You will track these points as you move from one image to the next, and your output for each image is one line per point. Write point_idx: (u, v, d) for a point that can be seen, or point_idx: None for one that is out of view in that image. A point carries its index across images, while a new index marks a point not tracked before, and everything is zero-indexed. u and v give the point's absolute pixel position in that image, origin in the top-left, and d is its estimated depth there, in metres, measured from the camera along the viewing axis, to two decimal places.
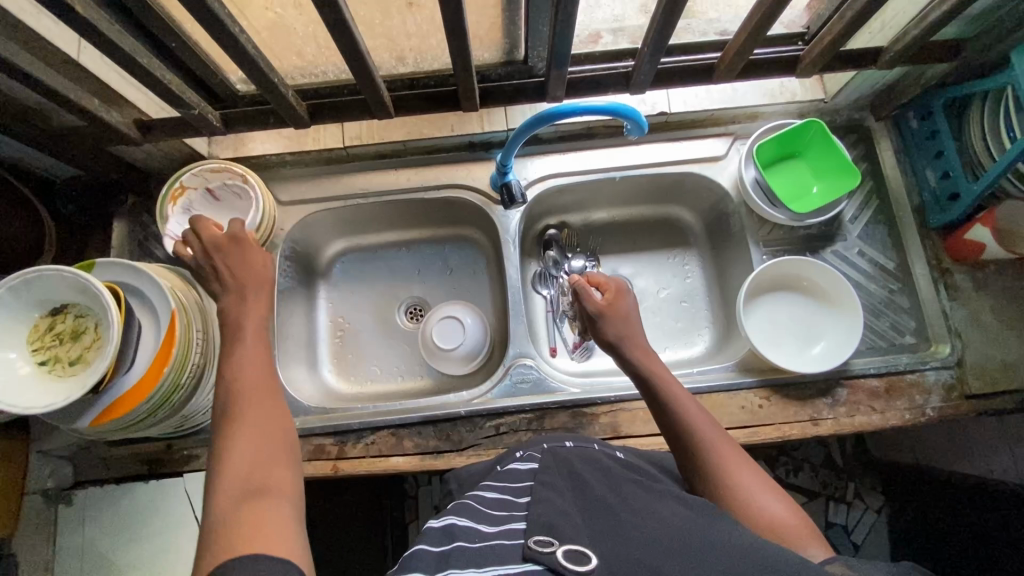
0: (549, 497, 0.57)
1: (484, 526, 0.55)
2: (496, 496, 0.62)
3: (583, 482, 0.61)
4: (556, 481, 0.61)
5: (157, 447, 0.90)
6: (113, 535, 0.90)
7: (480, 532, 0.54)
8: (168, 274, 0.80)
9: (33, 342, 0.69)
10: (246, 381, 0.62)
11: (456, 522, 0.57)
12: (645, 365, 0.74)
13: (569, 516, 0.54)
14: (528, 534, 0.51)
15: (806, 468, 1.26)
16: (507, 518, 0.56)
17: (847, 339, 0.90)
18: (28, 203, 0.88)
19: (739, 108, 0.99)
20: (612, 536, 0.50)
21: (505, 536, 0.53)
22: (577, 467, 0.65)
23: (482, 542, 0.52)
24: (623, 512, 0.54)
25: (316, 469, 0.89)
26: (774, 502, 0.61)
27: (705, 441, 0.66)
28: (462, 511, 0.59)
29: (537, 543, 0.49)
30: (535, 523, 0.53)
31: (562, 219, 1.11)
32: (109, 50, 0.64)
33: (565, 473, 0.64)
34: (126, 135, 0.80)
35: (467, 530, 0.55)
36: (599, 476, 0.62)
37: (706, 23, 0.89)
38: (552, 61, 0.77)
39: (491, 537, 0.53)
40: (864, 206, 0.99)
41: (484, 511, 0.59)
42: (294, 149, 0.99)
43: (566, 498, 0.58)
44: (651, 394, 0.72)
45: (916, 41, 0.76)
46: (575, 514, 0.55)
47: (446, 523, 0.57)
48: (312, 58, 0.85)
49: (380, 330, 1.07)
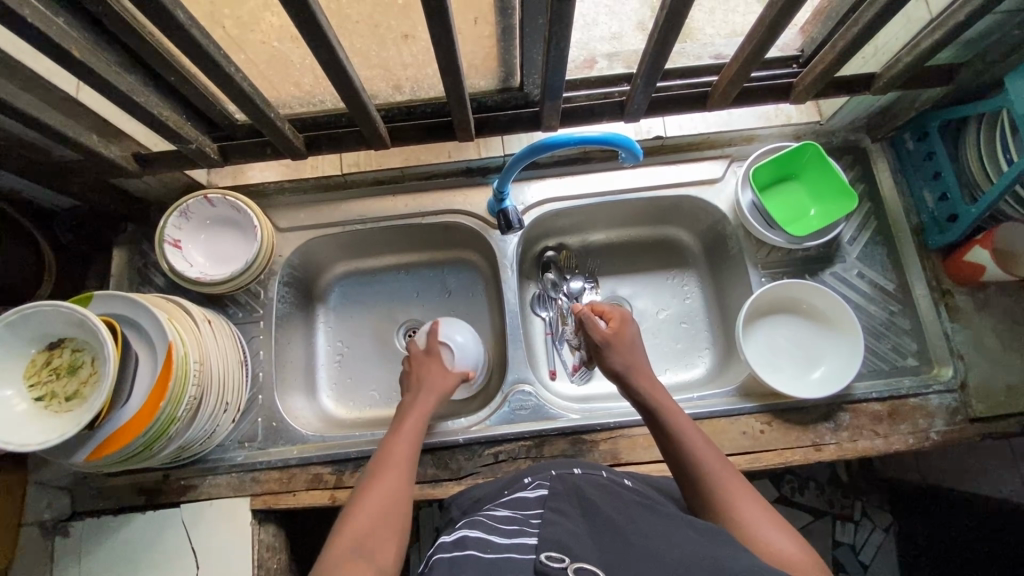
0: (558, 520, 0.57)
1: (495, 538, 0.56)
2: (508, 513, 0.63)
3: (593, 507, 0.60)
4: (564, 507, 0.60)
5: (155, 478, 0.90)
6: (106, 568, 0.87)
7: (494, 543, 0.55)
8: (165, 303, 0.80)
9: (29, 379, 0.69)
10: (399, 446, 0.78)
11: (468, 534, 0.59)
12: (651, 396, 0.77)
13: (580, 537, 0.54)
14: (539, 550, 0.52)
15: (812, 486, 1.20)
16: (518, 532, 0.57)
17: (850, 363, 0.89)
18: (29, 234, 0.89)
19: (734, 130, 0.99)
20: (625, 554, 0.50)
21: (517, 549, 0.53)
22: (587, 492, 0.64)
23: (495, 553, 0.53)
24: (632, 532, 0.54)
25: (315, 498, 0.89)
26: (780, 535, 0.59)
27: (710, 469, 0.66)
28: (476, 525, 0.60)
29: (548, 559, 0.50)
30: (546, 540, 0.53)
31: (560, 241, 1.11)
32: (107, 90, 0.65)
33: (574, 498, 0.63)
34: (125, 168, 0.80)
35: (479, 540, 0.56)
36: (609, 501, 0.61)
37: (700, 47, 0.90)
38: (547, 91, 0.78)
39: (503, 549, 0.54)
40: (862, 227, 0.98)
41: (495, 524, 0.60)
42: (293, 177, 1.01)
43: (576, 522, 0.57)
44: (657, 426, 0.73)
45: (909, 67, 0.76)
46: (584, 534, 0.55)
47: (458, 535, 0.59)
48: (310, 88, 0.85)
49: (378, 354, 1.07)
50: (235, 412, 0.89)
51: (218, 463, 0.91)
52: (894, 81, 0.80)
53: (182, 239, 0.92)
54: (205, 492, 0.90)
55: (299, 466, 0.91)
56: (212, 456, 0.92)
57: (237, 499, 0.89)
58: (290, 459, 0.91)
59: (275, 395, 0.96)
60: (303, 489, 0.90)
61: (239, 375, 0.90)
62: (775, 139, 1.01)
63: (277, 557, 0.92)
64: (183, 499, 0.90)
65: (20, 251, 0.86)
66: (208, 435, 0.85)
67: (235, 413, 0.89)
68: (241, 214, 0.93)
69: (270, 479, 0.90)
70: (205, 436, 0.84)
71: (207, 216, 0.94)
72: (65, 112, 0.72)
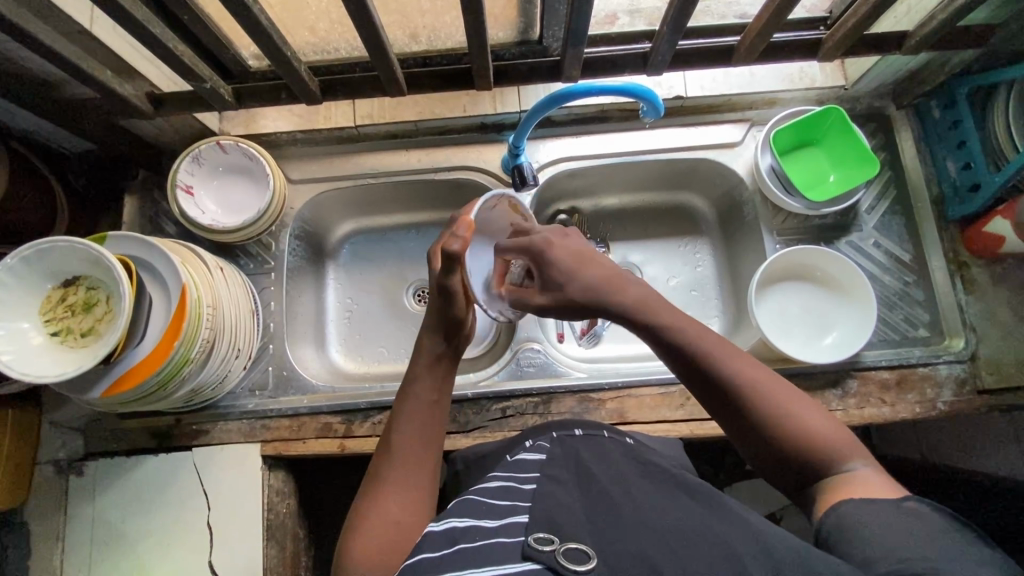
0: (551, 491, 0.56)
1: (485, 522, 0.52)
2: (500, 484, 0.60)
3: (589, 475, 0.59)
4: (561, 474, 0.60)
5: (167, 421, 0.92)
6: (120, 507, 0.89)
7: (481, 530, 0.51)
8: (179, 247, 0.80)
9: (45, 313, 0.70)
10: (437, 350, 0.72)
11: (457, 524, 0.53)
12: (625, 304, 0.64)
13: (572, 510, 0.53)
14: (529, 532, 0.50)
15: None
16: (507, 511, 0.54)
17: (863, 327, 0.89)
18: (41, 175, 0.88)
19: (756, 92, 0.97)
20: (617, 533, 0.48)
21: (507, 533, 0.50)
22: (584, 458, 0.63)
23: (483, 540, 0.49)
24: (624, 504, 0.53)
25: (324, 446, 0.90)
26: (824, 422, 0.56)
27: (744, 387, 0.58)
28: (463, 512, 0.55)
29: (538, 541, 0.48)
30: (538, 520, 0.51)
31: (572, 204, 1.09)
32: (122, 18, 0.64)
33: (570, 464, 0.63)
34: (138, 108, 0.79)
35: (468, 531, 0.51)
36: (604, 466, 0.61)
37: (725, 6, 0.86)
38: (569, 40, 0.75)
39: (492, 534, 0.50)
40: (881, 196, 0.97)
41: (484, 506, 0.56)
42: (306, 128, 0.99)
43: (570, 489, 0.57)
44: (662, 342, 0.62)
45: (944, 25, 0.74)
46: (577, 507, 0.53)
47: (447, 526, 0.53)
48: (325, 34, 0.84)
49: (387, 310, 1.07)
50: (246, 359, 0.90)
51: (229, 410, 0.92)
52: (927, 40, 0.78)
53: (194, 185, 0.92)
54: (216, 437, 0.91)
55: (308, 415, 0.92)
56: (223, 403, 0.93)
57: (247, 445, 0.90)
58: (300, 407, 0.92)
59: (285, 346, 0.97)
60: (313, 437, 0.91)
61: (250, 323, 0.90)
62: (798, 104, 0.99)
63: (286, 502, 0.94)
64: (194, 443, 0.91)
65: (33, 191, 0.86)
66: (220, 380, 0.85)
67: (246, 361, 0.90)
68: (253, 162, 0.92)
69: (281, 427, 0.91)
70: (217, 379, 0.85)
71: (219, 163, 0.93)
72: (78, 45, 0.70)
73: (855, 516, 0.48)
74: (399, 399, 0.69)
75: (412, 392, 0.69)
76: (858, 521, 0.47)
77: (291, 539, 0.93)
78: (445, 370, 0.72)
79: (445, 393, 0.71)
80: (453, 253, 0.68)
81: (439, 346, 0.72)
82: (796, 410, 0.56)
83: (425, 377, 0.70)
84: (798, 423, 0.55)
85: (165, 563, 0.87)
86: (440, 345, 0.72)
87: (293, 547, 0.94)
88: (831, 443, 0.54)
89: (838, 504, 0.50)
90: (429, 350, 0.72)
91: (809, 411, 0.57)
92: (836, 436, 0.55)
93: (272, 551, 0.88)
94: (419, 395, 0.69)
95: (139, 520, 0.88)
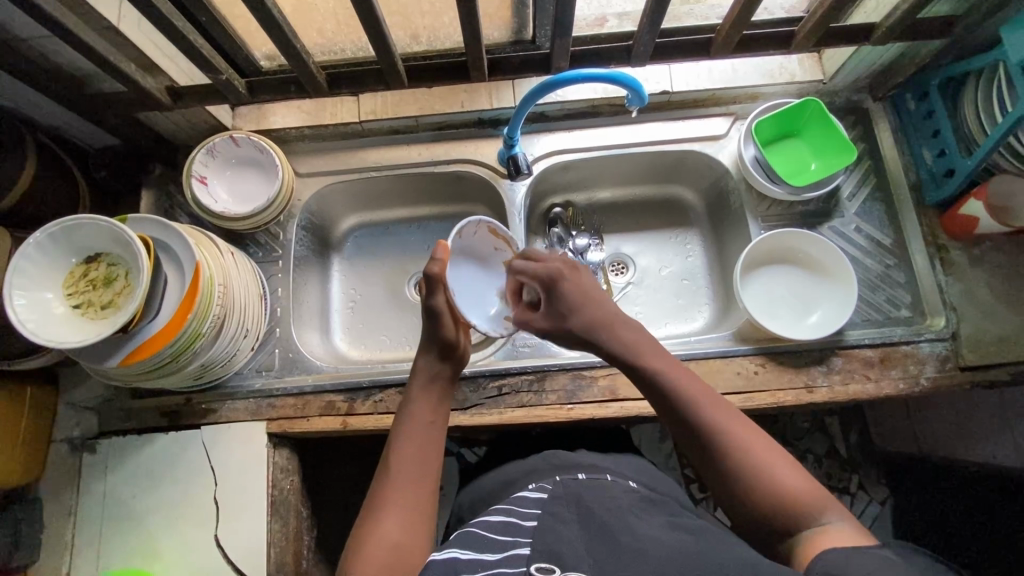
0: (552, 528, 0.58)
1: (486, 555, 0.56)
2: (502, 518, 0.63)
3: (589, 511, 0.61)
4: (563, 513, 0.62)
5: (178, 400, 0.95)
6: (130, 484, 0.92)
7: (483, 562, 0.55)
8: (193, 231, 0.85)
9: (68, 287, 0.74)
10: (428, 373, 0.78)
11: (459, 555, 0.57)
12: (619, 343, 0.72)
13: (573, 547, 0.55)
14: (530, 562, 0.54)
15: (810, 459, 1.25)
16: (509, 545, 0.57)
17: (843, 307, 0.93)
18: (65, 167, 0.94)
19: (740, 87, 1.02)
20: (617, 559, 0.52)
21: (508, 565, 0.54)
22: (585, 496, 0.65)
23: (485, 572, 0.53)
24: (624, 536, 0.55)
25: (327, 423, 0.94)
26: (791, 473, 0.60)
27: (717, 435, 0.62)
28: (466, 542, 0.59)
29: (538, 571, 0.52)
30: (538, 551, 0.55)
31: (567, 198, 1.14)
32: (149, 11, 0.70)
33: (572, 502, 0.64)
34: (159, 101, 0.85)
35: (472, 562, 0.55)
36: (605, 503, 0.63)
37: (709, 9, 0.93)
38: (556, 30, 0.80)
39: (493, 566, 0.54)
40: (862, 183, 1.01)
41: (486, 539, 0.59)
42: (313, 124, 1.04)
43: (570, 528, 0.58)
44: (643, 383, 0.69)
45: (907, 15, 0.79)
46: (577, 544, 0.55)
47: (448, 556, 0.57)
48: (332, 35, 0.91)
49: (390, 299, 1.12)
50: (254, 340, 0.94)
51: (238, 389, 0.96)
52: (893, 30, 0.83)
53: (208, 176, 0.97)
54: (224, 415, 0.95)
55: (313, 394, 0.96)
56: (230, 383, 0.97)
57: (253, 423, 0.94)
58: (305, 386, 0.96)
59: (291, 328, 1.01)
60: (317, 415, 0.94)
61: (258, 308, 0.95)
62: (779, 97, 1.04)
63: (290, 479, 0.96)
64: (203, 420, 0.95)
65: (56, 179, 0.92)
66: (229, 358, 0.89)
67: (253, 341, 0.94)
68: (263, 154, 0.98)
69: (286, 405, 0.95)
70: (226, 357, 0.89)
71: (231, 155, 0.99)
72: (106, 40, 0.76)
73: (841, 558, 0.49)
74: (400, 417, 0.74)
75: (410, 411, 0.74)
76: (842, 563, 0.48)
77: (293, 515, 0.96)
78: (440, 393, 0.77)
79: (442, 413, 0.75)
80: (432, 274, 0.79)
81: (436, 365, 0.78)
82: (769, 462, 0.60)
83: (420, 397, 0.75)
84: (767, 472, 0.59)
85: (174, 537, 0.90)
86: (431, 366, 0.78)
87: (296, 523, 0.96)
88: (798, 493, 0.58)
89: (825, 552, 0.51)
90: (426, 368, 0.78)
91: (778, 463, 0.60)
92: (806, 488, 0.58)
93: (275, 526, 0.91)
94: (416, 415, 0.74)
95: (148, 496, 0.91)
